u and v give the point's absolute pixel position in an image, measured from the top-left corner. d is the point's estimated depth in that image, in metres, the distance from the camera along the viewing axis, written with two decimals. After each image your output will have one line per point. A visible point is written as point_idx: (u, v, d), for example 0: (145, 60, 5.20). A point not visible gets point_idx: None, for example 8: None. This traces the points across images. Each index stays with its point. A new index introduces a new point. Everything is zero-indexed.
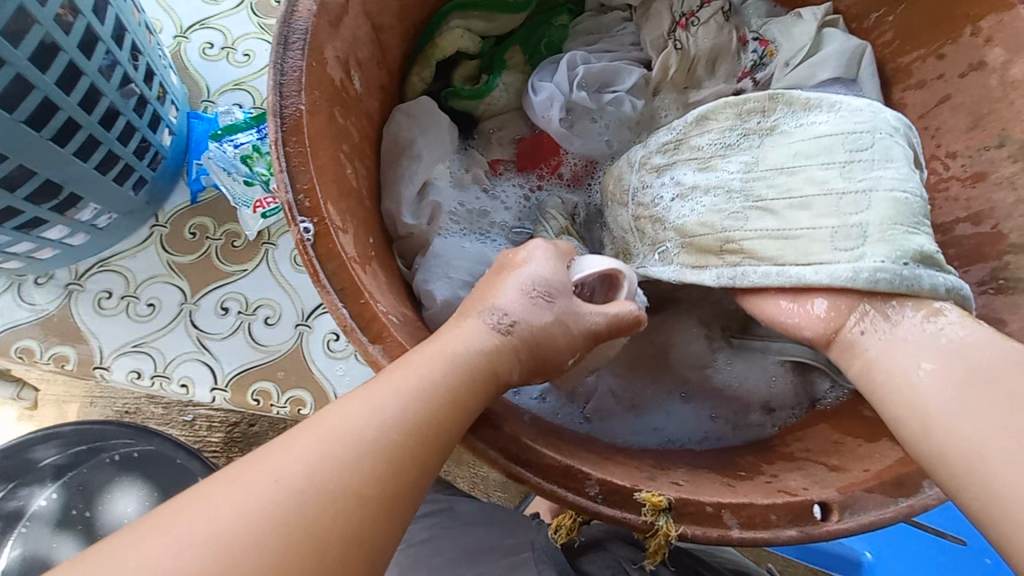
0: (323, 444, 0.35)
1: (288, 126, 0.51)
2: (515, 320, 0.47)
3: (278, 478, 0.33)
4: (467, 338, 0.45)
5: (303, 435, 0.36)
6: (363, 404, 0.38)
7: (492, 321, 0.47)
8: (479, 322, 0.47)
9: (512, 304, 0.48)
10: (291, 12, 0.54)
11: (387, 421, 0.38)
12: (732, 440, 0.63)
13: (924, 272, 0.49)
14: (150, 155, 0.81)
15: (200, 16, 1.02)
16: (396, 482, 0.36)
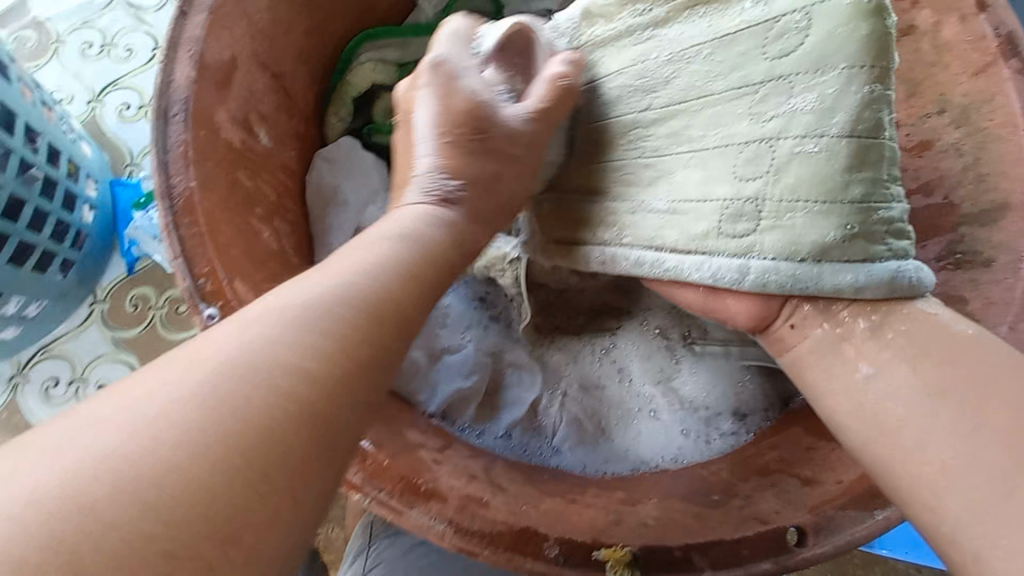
0: (196, 388, 0.29)
1: (179, 205, 0.47)
2: (453, 189, 0.48)
3: (129, 426, 0.28)
4: (370, 250, 0.39)
5: (176, 368, 0.30)
6: (248, 337, 0.32)
7: (429, 193, 0.47)
8: (416, 199, 0.47)
9: (436, 161, 0.49)
10: (169, 81, 0.51)
11: (279, 360, 0.31)
12: (706, 453, 0.60)
13: (829, 270, 0.42)
14: (70, 236, 0.78)
15: (112, 77, 0.97)
16: (258, 452, 0.29)
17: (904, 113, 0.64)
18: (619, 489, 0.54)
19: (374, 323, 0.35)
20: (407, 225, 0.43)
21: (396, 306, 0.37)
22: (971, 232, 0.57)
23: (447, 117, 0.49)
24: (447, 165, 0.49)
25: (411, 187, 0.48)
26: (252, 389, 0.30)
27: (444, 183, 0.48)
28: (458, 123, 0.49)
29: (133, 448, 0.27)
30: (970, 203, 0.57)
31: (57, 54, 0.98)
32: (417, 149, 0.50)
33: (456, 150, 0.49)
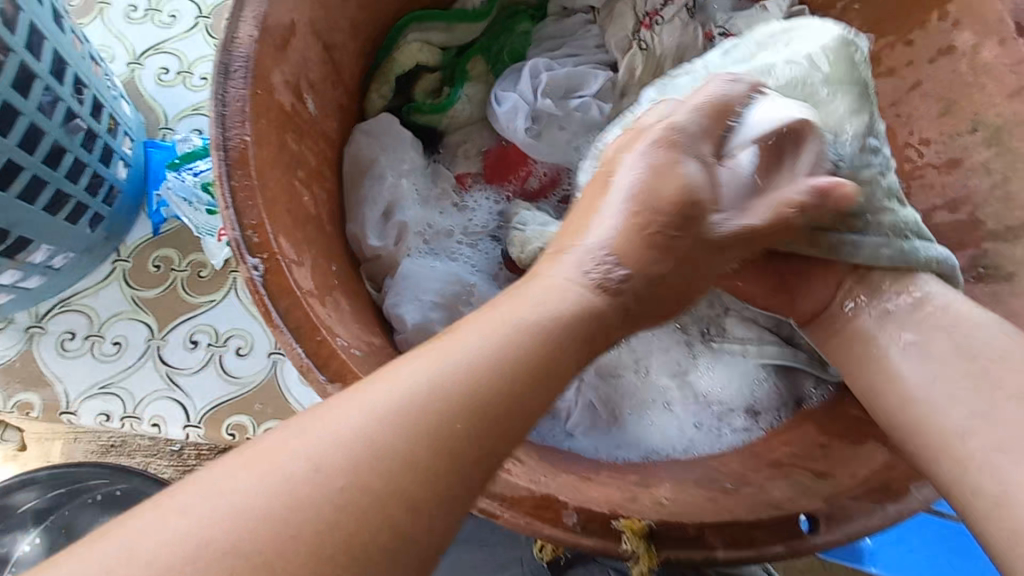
0: (370, 416, 0.31)
1: (233, 158, 0.48)
2: (620, 279, 0.41)
3: (337, 434, 0.30)
4: (517, 310, 0.37)
5: (379, 388, 0.32)
6: (416, 372, 0.33)
7: (591, 275, 0.41)
8: (572, 276, 0.41)
9: (607, 241, 0.42)
10: (231, 39, 0.52)
11: (432, 402, 0.32)
12: (717, 446, 0.61)
13: (919, 245, 0.50)
14: (104, 190, 0.79)
15: (153, 41, 0.99)
16: (420, 484, 0.30)
17: (935, 131, 0.65)
18: (633, 472, 0.55)
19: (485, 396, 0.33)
20: (551, 302, 0.39)
21: (507, 393, 0.34)
22: (995, 248, 0.58)
23: (637, 197, 0.43)
24: (615, 247, 0.42)
25: (569, 251, 0.43)
26: (323, 454, 0.29)
27: (607, 262, 0.42)
28: (657, 207, 0.43)
29: (235, 504, 0.27)
30: (996, 221, 0.59)
31: (101, 14, 1.00)
32: (604, 214, 0.44)
33: (642, 233, 0.42)
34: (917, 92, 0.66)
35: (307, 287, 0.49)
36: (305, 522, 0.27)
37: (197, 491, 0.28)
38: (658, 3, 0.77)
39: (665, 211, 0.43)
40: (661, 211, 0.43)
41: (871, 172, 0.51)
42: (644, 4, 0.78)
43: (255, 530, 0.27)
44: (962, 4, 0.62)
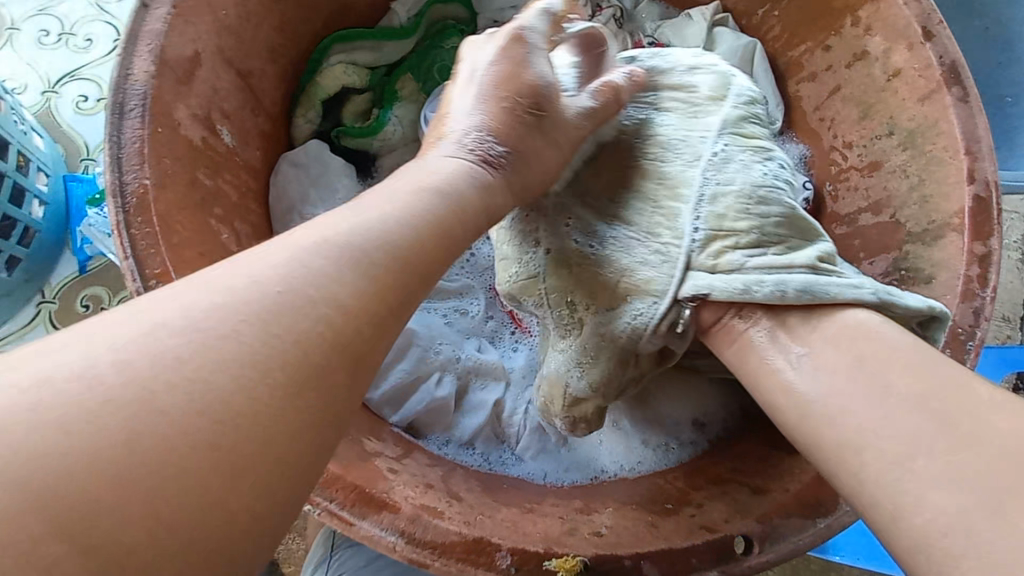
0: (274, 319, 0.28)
1: (132, 205, 0.46)
2: (494, 143, 0.43)
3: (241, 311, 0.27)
4: (402, 207, 0.35)
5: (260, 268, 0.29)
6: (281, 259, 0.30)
7: (481, 154, 0.42)
8: (450, 150, 0.42)
9: (476, 120, 0.43)
10: (126, 76, 0.49)
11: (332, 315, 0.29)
12: (665, 462, 0.61)
13: (842, 278, 0.43)
14: (17, 232, 0.75)
15: (69, 67, 0.94)
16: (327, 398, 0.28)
17: (857, 134, 0.68)
18: (576, 498, 0.55)
19: (450, 238, 0.36)
20: (452, 194, 0.38)
21: (428, 267, 0.34)
22: (913, 250, 0.60)
23: (495, 78, 0.44)
24: (488, 123, 0.43)
25: (445, 136, 0.43)
26: (238, 356, 0.26)
27: (485, 140, 0.42)
28: (517, 91, 0.44)
29: (161, 331, 0.26)
30: (916, 222, 0.60)
31: (11, 40, 0.94)
32: (460, 103, 0.44)
33: (507, 113, 0.43)
34: (838, 96, 0.70)
35: None
36: (196, 440, 0.24)
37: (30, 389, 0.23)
38: (586, 15, 0.81)
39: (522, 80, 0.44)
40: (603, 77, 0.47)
41: (771, 197, 0.45)
42: None
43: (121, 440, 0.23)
44: (873, 10, 0.65)
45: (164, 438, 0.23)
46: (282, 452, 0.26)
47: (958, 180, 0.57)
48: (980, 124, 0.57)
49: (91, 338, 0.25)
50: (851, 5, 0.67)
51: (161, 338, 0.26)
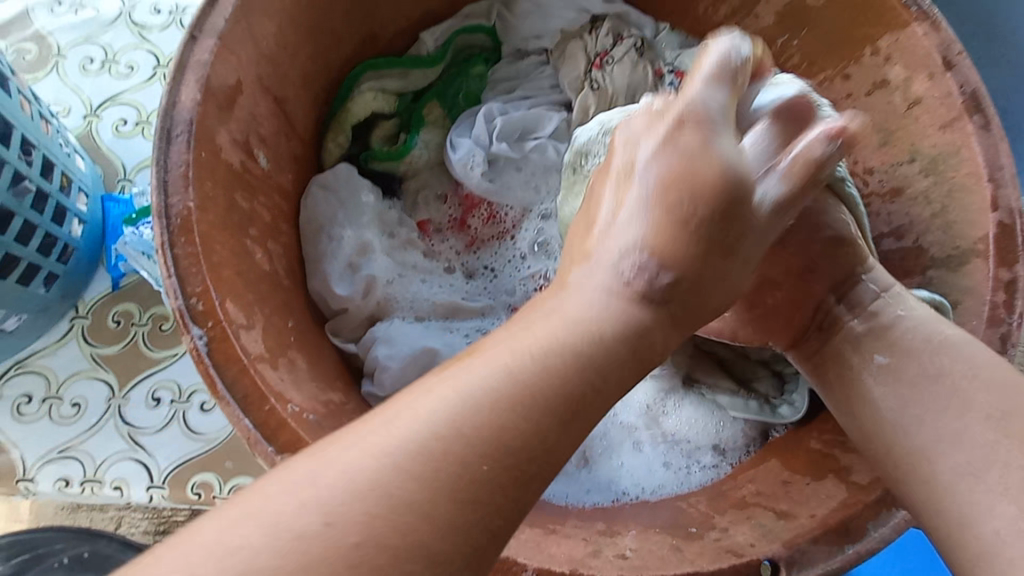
0: (458, 406, 0.30)
1: (175, 226, 0.48)
2: (657, 267, 0.36)
3: (425, 420, 0.29)
4: (552, 325, 0.33)
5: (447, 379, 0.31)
6: (492, 359, 0.32)
7: (626, 276, 0.36)
8: (595, 284, 0.36)
9: (634, 234, 0.37)
10: (173, 104, 0.52)
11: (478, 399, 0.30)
12: (686, 485, 0.61)
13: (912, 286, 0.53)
14: (58, 249, 0.77)
15: (109, 93, 0.98)
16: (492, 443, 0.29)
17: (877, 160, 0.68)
18: (599, 519, 0.55)
19: (587, 356, 0.33)
20: (579, 319, 0.34)
21: (591, 382, 0.32)
22: (937, 276, 0.60)
23: (666, 182, 0.37)
24: (649, 241, 0.36)
25: (589, 258, 0.37)
26: (356, 466, 0.28)
27: (644, 265, 0.36)
28: (693, 197, 0.36)
29: (383, 449, 0.28)
30: (940, 248, 0.60)
31: (57, 67, 1.00)
32: (610, 229, 0.37)
33: (680, 225, 0.36)
34: None
35: (256, 352, 0.48)
36: (363, 505, 0.27)
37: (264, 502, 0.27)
38: (608, 45, 0.82)
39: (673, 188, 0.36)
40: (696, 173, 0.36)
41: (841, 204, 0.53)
42: (594, 45, 0.83)
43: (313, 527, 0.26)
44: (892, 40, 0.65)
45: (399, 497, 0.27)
46: (450, 526, 0.27)
47: (983, 207, 0.57)
48: (1002, 152, 0.58)
49: (332, 466, 0.28)
50: (871, 36, 0.68)
51: (388, 453, 0.28)
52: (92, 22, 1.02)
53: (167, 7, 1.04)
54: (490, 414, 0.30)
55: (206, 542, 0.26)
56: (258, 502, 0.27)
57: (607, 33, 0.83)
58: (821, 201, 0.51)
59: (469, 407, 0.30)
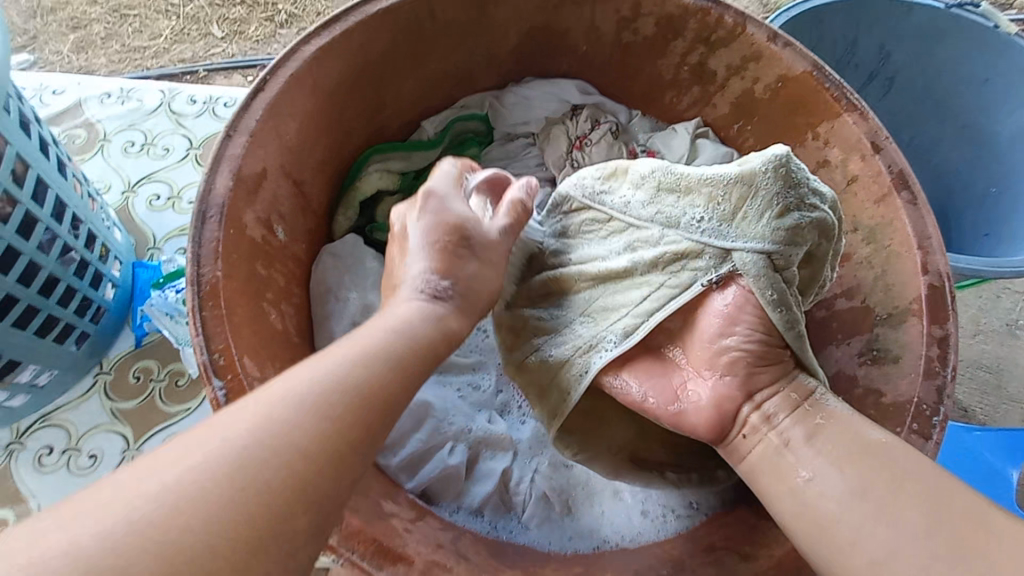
0: (269, 422, 0.40)
1: (205, 291, 0.55)
2: (432, 284, 0.57)
3: (264, 420, 0.40)
4: (365, 338, 0.49)
5: (264, 399, 0.42)
6: (286, 385, 0.43)
7: (418, 291, 0.57)
8: (409, 295, 0.57)
9: (422, 266, 0.58)
10: (209, 190, 0.61)
11: (279, 426, 0.40)
12: (662, 533, 0.64)
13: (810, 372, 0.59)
14: (91, 311, 0.85)
15: (147, 171, 1.10)
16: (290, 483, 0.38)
17: None
18: (579, 564, 0.59)
19: (355, 398, 0.44)
20: (400, 322, 0.53)
21: (314, 444, 0.40)
22: (882, 332, 0.66)
23: (429, 232, 0.60)
24: (435, 268, 0.58)
25: (405, 284, 0.58)
26: (213, 462, 0.37)
27: (432, 280, 0.57)
28: (446, 233, 0.60)
29: (240, 448, 0.38)
30: (882, 306, 0.67)
31: (102, 150, 1.12)
32: (410, 257, 0.60)
33: (439, 253, 0.59)
34: None
35: None
36: (246, 469, 0.37)
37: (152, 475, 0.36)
38: (586, 129, 0.94)
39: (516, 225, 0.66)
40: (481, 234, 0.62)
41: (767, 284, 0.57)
42: (575, 129, 0.95)
43: (215, 466, 0.37)
44: (829, 127, 0.75)
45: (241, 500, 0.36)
46: (297, 494, 0.38)
47: (914, 271, 0.65)
48: (928, 223, 0.66)
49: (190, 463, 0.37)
50: (812, 123, 0.77)
51: (225, 460, 0.37)
52: (135, 111, 1.16)
53: (202, 98, 1.19)
54: (286, 435, 0.40)
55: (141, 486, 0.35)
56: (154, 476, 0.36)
57: (586, 118, 0.95)
58: (750, 301, 0.58)
59: (301, 400, 0.42)
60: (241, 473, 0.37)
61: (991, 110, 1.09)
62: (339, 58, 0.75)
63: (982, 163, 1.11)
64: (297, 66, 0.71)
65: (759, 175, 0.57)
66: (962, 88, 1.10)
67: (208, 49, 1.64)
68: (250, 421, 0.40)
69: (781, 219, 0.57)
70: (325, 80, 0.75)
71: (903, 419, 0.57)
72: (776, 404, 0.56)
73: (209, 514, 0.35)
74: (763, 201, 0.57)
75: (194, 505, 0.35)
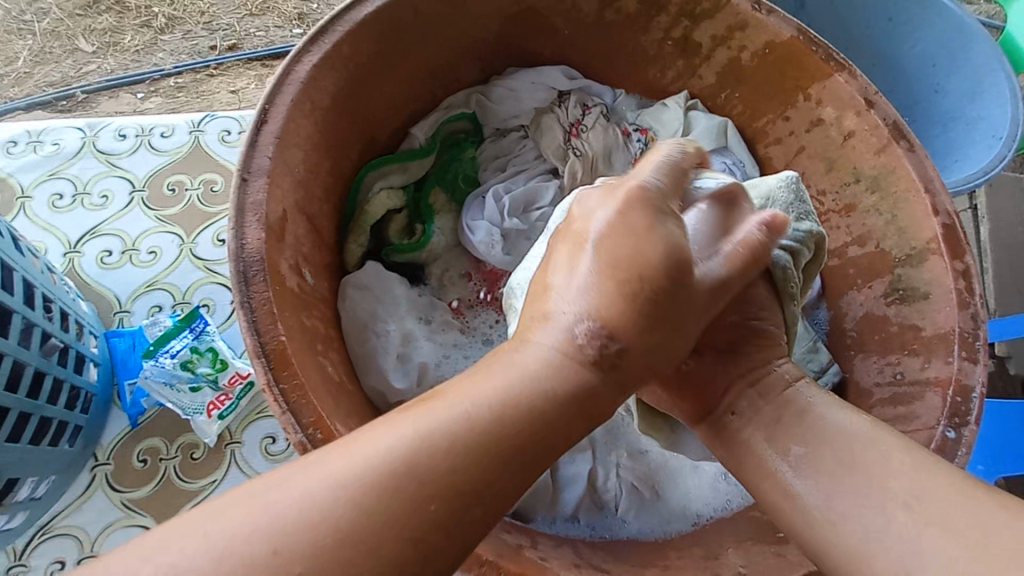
0: (425, 431, 0.36)
1: (274, 361, 0.50)
2: (585, 321, 0.42)
3: (378, 453, 0.35)
4: (515, 372, 0.40)
5: (403, 417, 0.37)
6: (444, 407, 0.37)
7: (569, 332, 0.41)
8: (554, 334, 0.41)
9: (582, 305, 0.42)
10: (241, 245, 0.54)
11: (412, 462, 0.34)
12: (750, 496, 0.68)
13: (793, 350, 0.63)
14: (81, 399, 0.75)
15: (88, 225, 0.96)
16: (404, 511, 0.33)
17: (827, 183, 0.83)
18: (695, 545, 0.62)
19: (547, 424, 0.38)
20: (527, 378, 0.39)
21: (458, 471, 0.35)
22: (905, 272, 0.72)
23: (622, 262, 0.43)
24: (597, 311, 0.42)
25: (552, 315, 0.43)
26: (388, 448, 0.35)
27: (596, 331, 0.41)
28: (638, 273, 0.42)
29: (360, 470, 0.34)
30: (899, 249, 0.73)
31: (24, 209, 0.96)
32: (561, 293, 0.43)
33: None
34: (804, 154, 0.85)
35: None
36: (370, 518, 0.32)
37: (315, 474, 0.34)
38: (578, 115, 0.92)
39: (673, 194, 0.49)
40: (651, 194, 0.47)
41: (787, 274, 0.60)
42: (566, 116, 0.93)
43: (388, 465, 0.34)
44: (820, 87, 0.79)
45: (412, 500, 0.33)
46: (397, 523, 0.33)
47: (926, 214, 0.70)
48: (928, 167, 0.72)
49: (340, 470, 0.34)
50: (801, 85, 0.81)
51: (365, 475, 0.34)
52: (54, 158, 1.00)
53: (132, 131, 1.04)
54: (411, 461, 0.34)
55: (280, 494, 0.33)
56: (301, 483, 0.33)
57: (576, 104, 0.93)
58: (767, 285, 0.60)
59: (399, 457, 0.34)
60: (378, 478, 0.34)
61: (901, 42, 1.15)
62: (330, 73, 0.68)
63: (896, 90, 1.18)
64: (292, 91, 0.64)
65: (780, 188, 0.65)
66: (872, 24, 1.16)
67: (80, 67, 1.42)
68: (480, 403, 0.37)
69: (797, 224, 0.64)
70: (321, 101, 0.68)
71: (949, 348, 0.65)
72: (772, 381, 0.56)
73: (348, 515, 0.32)
74: (785, 207, 0.65)
75: (349, 515, 0.32)
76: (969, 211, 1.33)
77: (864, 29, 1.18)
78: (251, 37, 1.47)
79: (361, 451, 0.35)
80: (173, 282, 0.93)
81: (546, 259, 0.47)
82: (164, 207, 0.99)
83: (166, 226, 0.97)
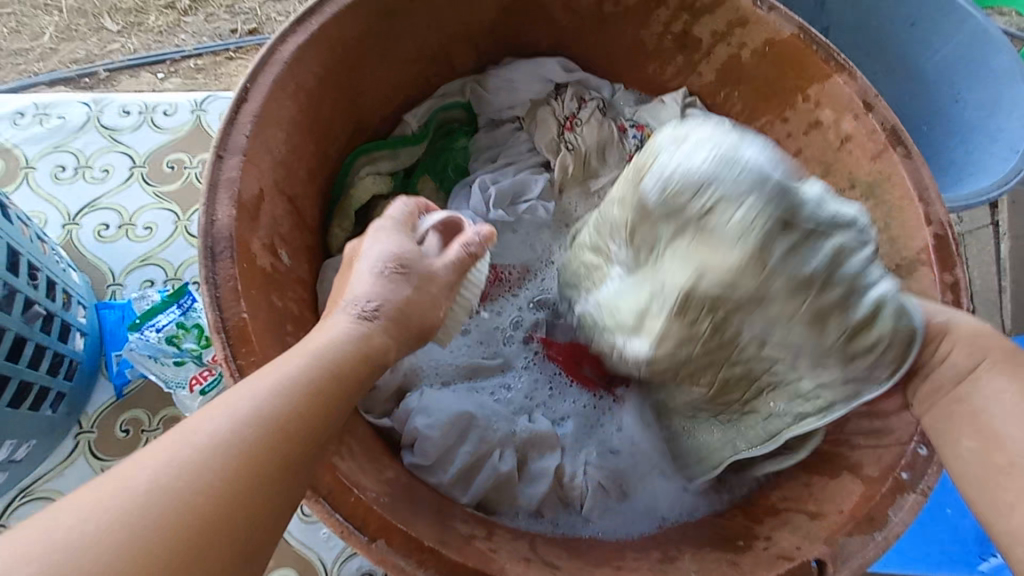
0: (213, 436, 0.36)
1: (234, 337, 0.51)
2: (377, 304, 0.51)
3: (211, 432, 0.36)
4: (333, 330, 0.48)
5: (214, 409, 0.38)
6: (240, 396, 0.39)
7: (356, 311, 0.50)
8: (343, 313, 0.50)
9: (366, 288, 0.52)
10: (211, 222, 0.55)
11: (245, 433, 0.37)
12: (718, 503, 0.67)
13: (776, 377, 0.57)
14: (64, 367, 0.76)
15: (87, 198, 0.98)
16: (252, 489, 0.36)
17: None
18: (653, 548, 0.61)
19: (323, 405, 0.42)
20: (346, 337, 0.47)
21: (301, 437, 0.39)
22: (894, 283, 0.70)
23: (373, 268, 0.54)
24: (366, 291, 0.52)
25: (342, 304, 0.52)
26: (172, 460, 0.34)
27: (365, 304, 0.51)
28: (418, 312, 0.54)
29: (184, 457, 0.35)
30: (889, 259, 0.71)
31: (27, 179, 0.98)
32: (354, 278, 0.54)
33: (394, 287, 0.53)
34: (800, 157, 0.83)
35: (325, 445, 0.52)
36: (206, 481, 0.34)
37: (125, 477, 0.33)
38: (574, 108, 0.91)
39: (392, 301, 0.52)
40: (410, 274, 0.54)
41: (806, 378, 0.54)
42: (563, 109, 0.92)
43: (215, 449, 0.36)
44: (819, 88, 0.77)
45: (199, 494, 0.34)
46: (244, 498, 0.35)
47: (918, 223, 0.68)
48: (924, 176, 0.69)
49: (164, 452, 0.35)
50: (801, 85, 0.79)
51: (192, 460, 0.34)
52: (59, 131, 1.02)
53: (137, 108, 1.06)
54: (240, 447, 0.36)
55: (77, 511, 0.31)
56: (139, 470, 0.34)
57: (572, 97, 0.92)
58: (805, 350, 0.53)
59: (212, 446, 0.36)
60: (216, 486, 0.34)
61: (924, 47, 1.11)
62: (317, 55, 0.68)
63: (917, 96, 1.14)
64: (277, 71, 0.64)
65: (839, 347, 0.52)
66: (894, 28, 1.13)
67: (103, 45, 1.44)
68: (274, 388, 0.40)
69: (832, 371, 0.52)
70: (307, 83, 0.68)
71: None
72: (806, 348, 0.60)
73: (191, 495, 0.33)
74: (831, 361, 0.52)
75: (175, 502, 0.33)
76: (987, 227, 1.28)
77: (888, 32, 1.14)
78: (270, 22, 1.48)
79: (166, 453, 0.35)
80: (166, 258, 0.94)
81: (338, 283, 0.57)
82: (162, 184, 1.00)
83: (162, 203, 0.99)
